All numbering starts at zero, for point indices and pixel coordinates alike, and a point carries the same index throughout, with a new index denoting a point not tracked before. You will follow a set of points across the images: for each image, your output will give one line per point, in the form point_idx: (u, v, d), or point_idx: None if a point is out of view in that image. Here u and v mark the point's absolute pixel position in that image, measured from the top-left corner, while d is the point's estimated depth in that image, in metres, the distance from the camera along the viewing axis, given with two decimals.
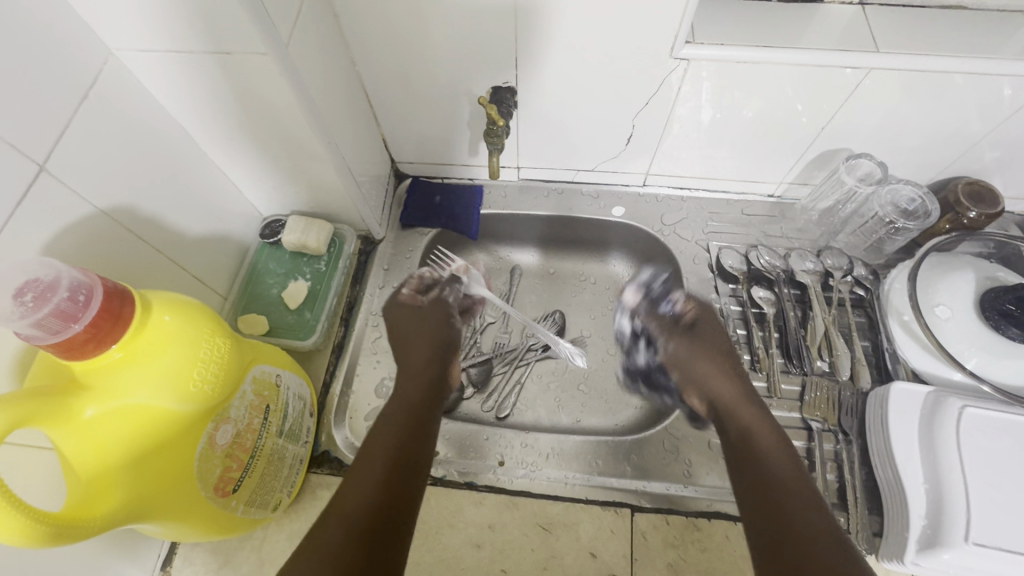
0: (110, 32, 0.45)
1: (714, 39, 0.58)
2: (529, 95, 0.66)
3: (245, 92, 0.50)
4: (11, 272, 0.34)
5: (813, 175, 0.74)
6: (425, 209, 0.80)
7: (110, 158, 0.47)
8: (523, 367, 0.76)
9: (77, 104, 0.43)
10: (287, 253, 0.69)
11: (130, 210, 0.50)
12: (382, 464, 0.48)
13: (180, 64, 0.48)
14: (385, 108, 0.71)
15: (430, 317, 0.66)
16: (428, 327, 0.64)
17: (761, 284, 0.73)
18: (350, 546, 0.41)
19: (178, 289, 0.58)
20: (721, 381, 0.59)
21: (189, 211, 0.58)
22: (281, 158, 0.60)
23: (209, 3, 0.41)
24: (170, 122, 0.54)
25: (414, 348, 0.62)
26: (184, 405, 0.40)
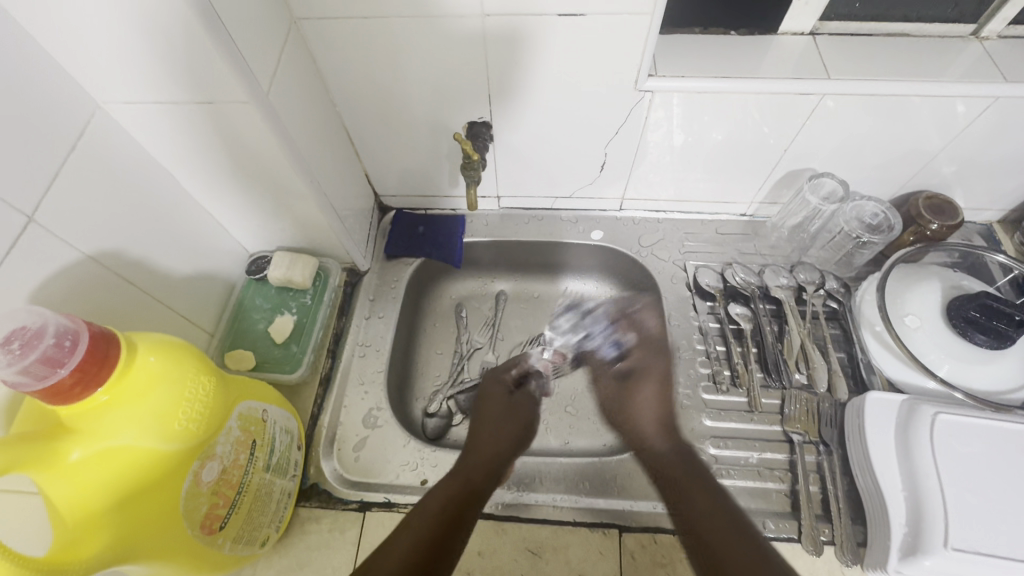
0: (98, 87, 0.47)
1: (675, 71, 0.62)
2: (506, 128, 0.69)
3: (228, 137, 0.53)
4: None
5: (782, 194, 0.77)
6: (409, 240, 0.82)
7: (98, 205, 0.49)
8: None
9: (65, 155, 0.45)
10: (273, 287, 0.70)
11: (116, 253, 0.51)
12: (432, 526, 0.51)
13: (165, 114, 0.50)
14: (367, 146, 0.73)
15: (497, 395, 0.72)
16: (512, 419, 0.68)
17: (737, 301, 0.75)
18: None
19: (165, 328, 0.59)
20: (650, 408, 0.65)
21: (175, 251, 0.59)
22: (265, 197, 0.62)
23: (193, 57, 0.44)
24: (157, 167, 0.56)
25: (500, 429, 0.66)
26: (168, 444, 0.41)
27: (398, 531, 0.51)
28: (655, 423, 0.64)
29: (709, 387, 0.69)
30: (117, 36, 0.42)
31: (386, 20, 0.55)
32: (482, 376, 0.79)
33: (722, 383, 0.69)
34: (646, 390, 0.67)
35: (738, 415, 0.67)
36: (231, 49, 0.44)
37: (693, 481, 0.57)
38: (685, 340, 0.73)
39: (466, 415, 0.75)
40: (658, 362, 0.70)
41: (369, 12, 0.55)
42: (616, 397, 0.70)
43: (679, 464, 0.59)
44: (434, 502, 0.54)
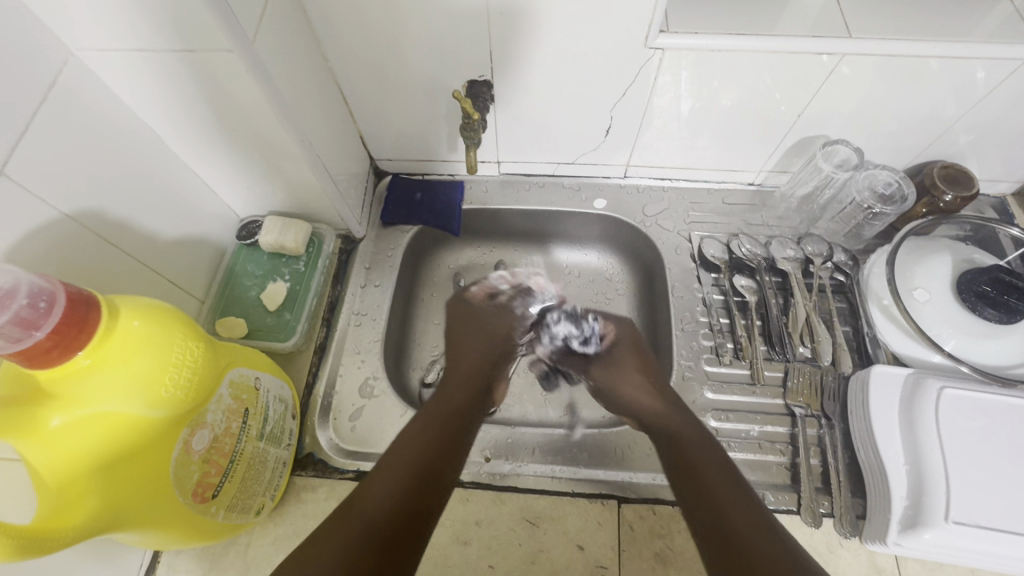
0: (68, 29, 0.43)
1: (688, 27, 0.58)
2: (507, 88, 0.66)
3: (213, 90, 0.49)
4: None
5: (792, 162, 0.74)
6: (406, 206, 0.79)
7: (73, 163, 0.46)
8: (513, 360, 0.77)
9: (36, 106, 0.42)
10: (266, 253, 0.67)
11: (97, 214, 0.49)
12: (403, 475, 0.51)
13: (145, 63, 0.46)
14: (361, 106, 0.70)
15: (494, 325, 0.73)
16: (488, 332, 0.72)
17: (742, 273, 0.73)
18: (364, 546, 0.45)
19: (152, 293, 0.56)
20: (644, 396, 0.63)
21: (158, 213, 0.56)
22: (254, 157, 0.59)
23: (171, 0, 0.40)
24: (137, 122, 0.52)
25: (465, 353, 0.69)
26: (156, 411, 0.39)
27: (372, 476, 0.51)
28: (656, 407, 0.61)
29: (711, 359, 0.68)
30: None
31: None
32: None
33: (725, 355, 0.68)
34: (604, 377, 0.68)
35: (740, 388, 0.66)
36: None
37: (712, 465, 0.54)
38: (688, 312, 0.71)
39: None
40: (626, 355, 0.69)
41: None
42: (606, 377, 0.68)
43: (694, 438, 0.57)
44: (415, 445, 0.54)
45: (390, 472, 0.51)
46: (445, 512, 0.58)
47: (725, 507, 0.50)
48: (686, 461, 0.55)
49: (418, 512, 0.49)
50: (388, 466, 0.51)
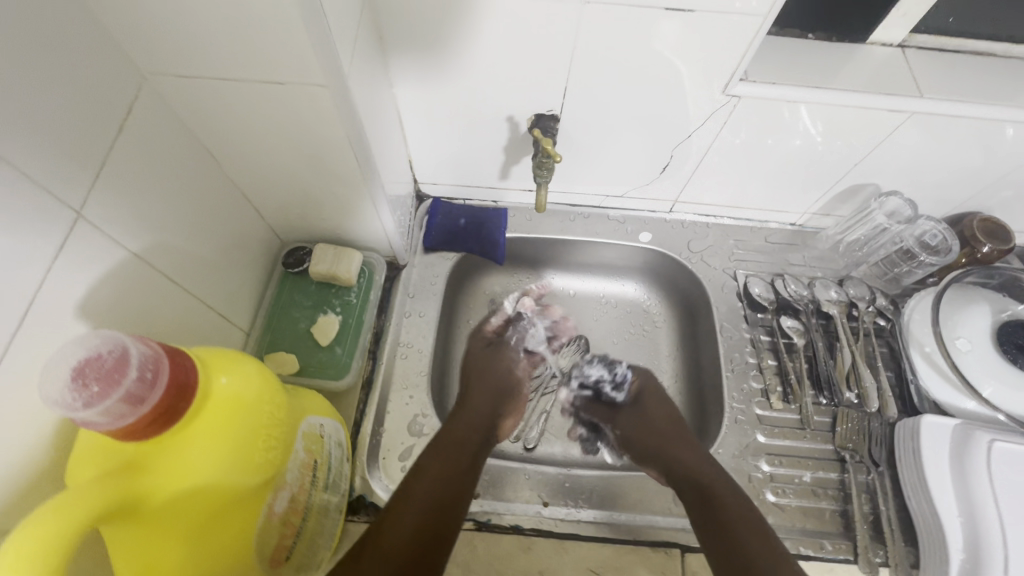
0: (146, 55, 0.39)
1: (766, 76, 0.58)
2: (570, 123, 0.64)
3: (293, 123, 0.46)
4: (65, 347, 0.29)
5: (838, 207, 0.75)
6: (449, 233, 0.77)
7: (143, 199, 0.42)
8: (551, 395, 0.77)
9: (112, 140, 0.39)
10: (313, 282, 0.64)
11: (159, 251, 0.45)
12: (420, 507, 0.52)
13: (225, 93, 0.43)
14: (416, 132, 0.67)
15: (489, 358, 0.73)
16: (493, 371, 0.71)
17: (788, 314, 0.74)
18: None
19: (203, 329, 0.53)
20: (687, 451, 0.63)
21: (211, 243, 0.53)
22: (315, 186, 0.56)
23: (271, 37, 0.37)
24: (196, 148, 0.49)
25: (480, 382, 0.70)
26: (249, 478, 0.37)
27: (395, 506, 0.52)
28: (695, 460, 0.62)
29: (762, 402, 0.68)
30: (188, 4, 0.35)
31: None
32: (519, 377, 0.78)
33: (775, 399, 0.68)
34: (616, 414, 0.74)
35: (792, 433, 0.66)
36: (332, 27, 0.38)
37: (739, 504, 0.56)
38: (737, 352, 0.72)
39: None
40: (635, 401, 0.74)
41: None
42: (631, 419, 0.71)
43: (724, 485, 0.58)
44: (422, 480, 0.55)
45: (410, 504, 0.52)
46: (507, 562, 0.57)
47: (757, 550, 0.51)
48: (714, 505, 0.56)
49: (438, 539, 0.50)
50: (404, 500, 0.52)
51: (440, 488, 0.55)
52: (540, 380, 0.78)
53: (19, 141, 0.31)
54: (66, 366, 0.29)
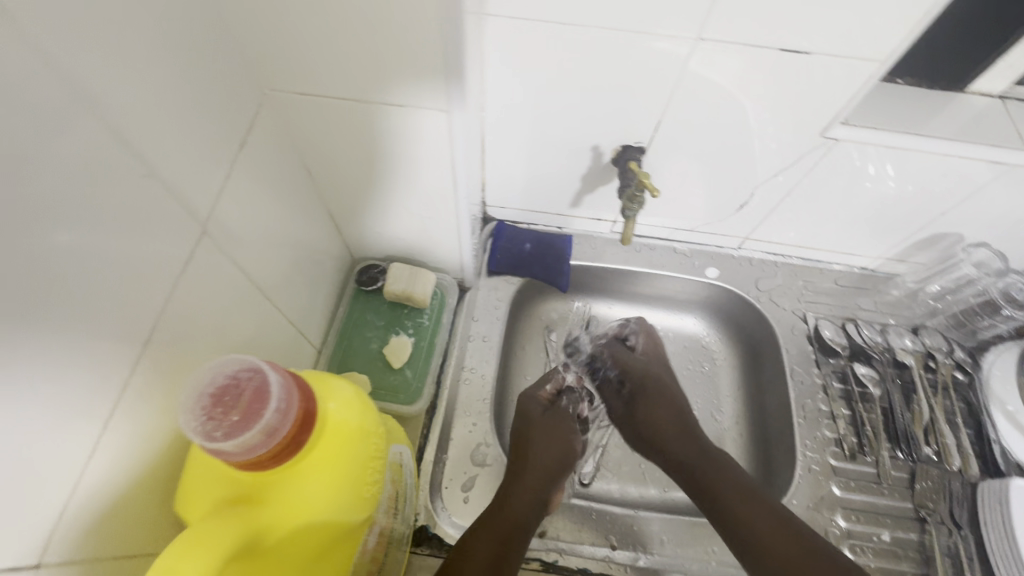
0: (276, 72, 0.41)
1: (867, 120, 0.57)
2: (654, 156, 0.64)
3: (400, 146, 0.47)
4: (203, 375, 0.29)
5: (916, 254, 0.73)
6: (515, 257, 0.76)
7: (252, 213, 0.42)
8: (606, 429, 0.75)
9: (234, 154, 0.39)
10: (386, 302, 0.63)
11: (258, 265, 0.45)
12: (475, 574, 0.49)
13: (340, 111, 0.44)
14: (496, 156, 0.67)
15: (559, 426, 0.67)
16: (559, 434, 0.65)
17: (861, 360, 0.72)
18: None
19: (283, 345, 0.52)
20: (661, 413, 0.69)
21: (297, 258, 0.52)
22: (406, 208, 0.55)
23: (397, 57, 0.38)
24: (298, 163, 0.49)
25: (551, 445, 0.63)
26: (356, 513, 0.35)
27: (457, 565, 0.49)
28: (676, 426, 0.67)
29: (837, 453, 0.66)
30: (328, 21, 0.36)
31: (590, 31, 0.49)
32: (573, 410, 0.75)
33: (850, 450, 0.66)
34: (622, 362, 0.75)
35: (868, 487, 0.64)
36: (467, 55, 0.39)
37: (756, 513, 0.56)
38: (809, 399, 0.69)
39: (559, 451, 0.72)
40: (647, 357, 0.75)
41: (567, 19, 0.48)
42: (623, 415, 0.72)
43: (736, 494, 0.58)
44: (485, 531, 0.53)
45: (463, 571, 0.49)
46: None
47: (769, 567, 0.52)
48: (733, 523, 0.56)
49: None
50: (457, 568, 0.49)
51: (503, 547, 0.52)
52: (597, 413, 0.76)
53: (165, 150, 0.32)
54: (200, 394, 0.29)
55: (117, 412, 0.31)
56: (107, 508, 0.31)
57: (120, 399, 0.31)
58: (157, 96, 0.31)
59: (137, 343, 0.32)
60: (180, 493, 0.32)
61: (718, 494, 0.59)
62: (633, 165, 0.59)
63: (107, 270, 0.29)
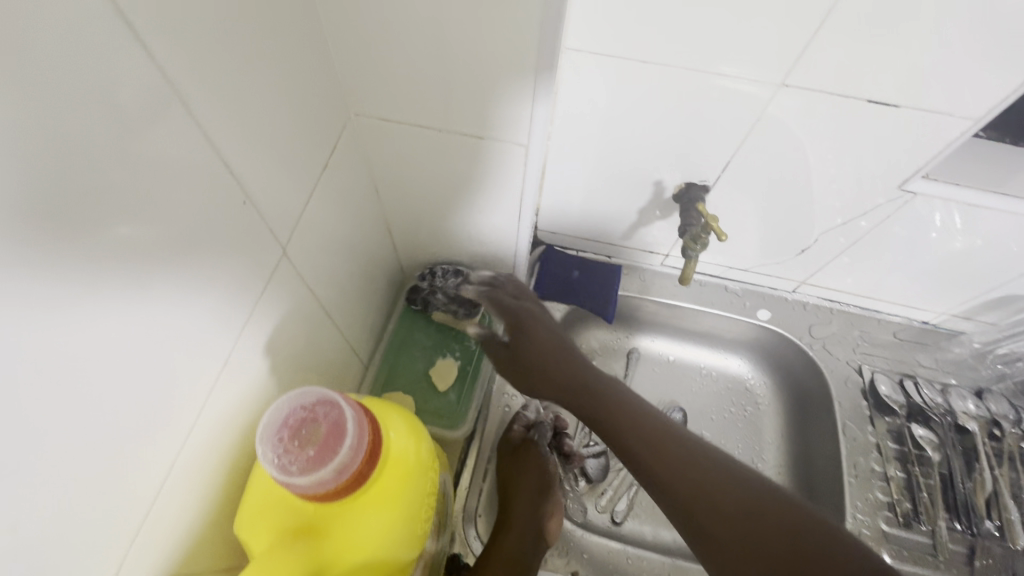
0: (360, 92, 0.43)
1: (953, 171, 0.54)
2: (717, 195, 0.62)
3: (470, 170, 0.48)
4: (280, 406, 0.31)
5: (985, 314, 0.70)
6: (562, 284, 0.75)
7: (322, 226, 0.44)
8: None
9: (316, 174, 0.41)
10: (433, 322, 0.63)
11: (324, 278, 0.46)
12: None
13: (418, 136, 0.46)
14: (555, 183, 0.66)
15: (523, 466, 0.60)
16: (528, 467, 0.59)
17: (919, 421, 0.68)
18: None
19: (338, 358, 0.53)
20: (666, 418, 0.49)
21: (358, 272, 0.54)
22: (464, 230, 0.57)
23: (482, 84, 0.40)
24: (369, 183, 0.51)
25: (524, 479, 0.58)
26: (411, 550, 0.35)
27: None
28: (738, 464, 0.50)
29: (890, 518, 0.62)
30: (421, 50, 0.38)
31: (666, 69, 0.49)
32: (608, 443, 0.74)
33: (905, 517, 0.62)
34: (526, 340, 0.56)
35: (922, 559, 0.60)
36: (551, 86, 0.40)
37: None
38: (861, 458, 0.66)
39: (592, 485, 0.70)
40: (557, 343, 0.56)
41: (644, 57, 0.48)
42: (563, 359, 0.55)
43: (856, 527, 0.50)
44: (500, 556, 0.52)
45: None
46: None
47: None
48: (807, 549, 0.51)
49: None
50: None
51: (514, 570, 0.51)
52: None
53: (261, 170, 0.34)
54: (275, 425, 0.30)
55: (199, 425, 0.33)
56: (180, 509, 0.33)
57: (200, 412, 0.33)
58: (262, 118, 0.33)
59: (220, 354, 0.34)
60: (243, 523, 0.32)
61: (696, 512, 0.42)
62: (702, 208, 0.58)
63: (199, 282, 0.31)
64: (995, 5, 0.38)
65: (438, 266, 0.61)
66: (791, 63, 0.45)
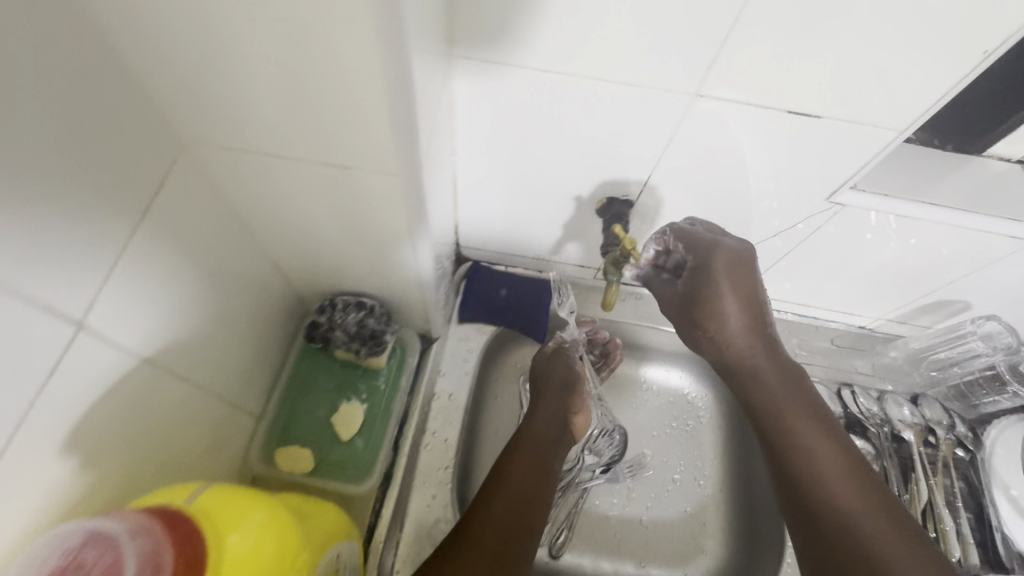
0: (179, 117, 0.33)
1: (878, 185, 0.52)
2: (643, 208, 0.58)
3: (348, 204, 0.40)
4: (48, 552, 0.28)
5: (917, 317, 0.69)
6: (489, 304, 0.70)
7: (148, 288, 0.35)
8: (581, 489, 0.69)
9: (130, 225, 0.32)
10: (336, 362, 0.61)
11: (175, 346, 0.39)
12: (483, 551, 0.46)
13: (275, 168, 0.36)
14: (471, 197, 0.61)
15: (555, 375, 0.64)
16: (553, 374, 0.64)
17: (858, 433, 0.66)
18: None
19: (204, 422, 0.45)
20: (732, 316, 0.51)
21: (226, 317, 0.45)
22: (358, 260, 0.49)
23: (339, 116, 0.31)
24: (229, 215, 0.42)
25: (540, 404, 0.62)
26: None
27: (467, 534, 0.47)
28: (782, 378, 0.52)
29: None
30: (250, 68, 0.28)
31: (572, 81, 0.43)
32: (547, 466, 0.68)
33: None
34: (671, 309, 0.55)
35: None
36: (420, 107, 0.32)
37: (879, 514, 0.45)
38: None
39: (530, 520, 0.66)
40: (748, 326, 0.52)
41: (546, 67, 0.42)
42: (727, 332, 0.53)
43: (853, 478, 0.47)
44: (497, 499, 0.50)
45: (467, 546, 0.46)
46: None
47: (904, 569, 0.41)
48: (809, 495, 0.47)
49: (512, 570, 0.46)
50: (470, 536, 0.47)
51: (517, 512, 0.50)
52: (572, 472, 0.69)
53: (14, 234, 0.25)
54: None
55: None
56: None
57: None
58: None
59: None
60: None
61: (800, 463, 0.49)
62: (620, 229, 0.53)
63: None
64: (915, 13, 0.35)
65: (337, 298, 0.55)
66: (704, 75, 0.41)
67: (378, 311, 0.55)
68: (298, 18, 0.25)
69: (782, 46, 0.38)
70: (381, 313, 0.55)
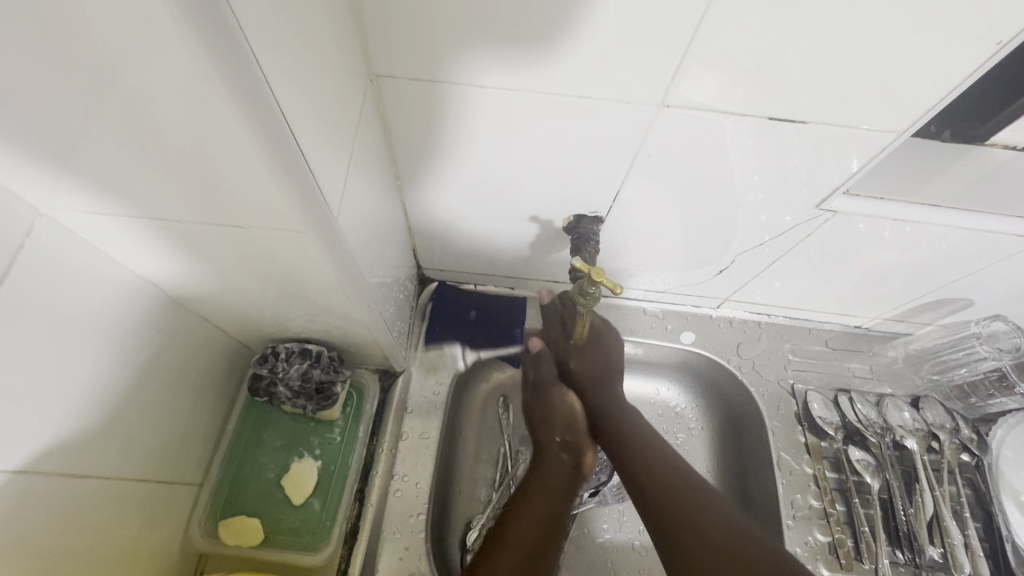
0: (52, 196, 0.30)
1: (870, 187, 0.47)
2: (615, 220, 0.53)
3: (257, 254, 0.35)
4: None
5: (917, 316, 0.64)
6: (457, 329, 0.64)
7: (20, 379, 0.31)
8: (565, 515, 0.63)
9: None
10: (284, 416, 0.57)
11: (63, 445, 0.35)
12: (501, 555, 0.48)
13: (157, 227, 0.33)
14: (425, 218, 0.55)
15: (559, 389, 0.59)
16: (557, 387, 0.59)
17: (856, 443, 0.63)
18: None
19: (121, 503, 0.41)
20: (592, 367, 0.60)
21: (134, 388, 0.40)
22: (287, 306, 0.44)
23: (209, 163, 0.26)
24: (121, 280, 0.38)
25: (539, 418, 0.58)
26: None
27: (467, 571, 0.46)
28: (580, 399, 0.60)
29: (830, 561, 0.57)
30: (83, 126, 0.25)
31: (518, 95, 0.39)
32: None
33: (846, 557, 0.57)
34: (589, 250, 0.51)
35: None
36: (315, 162, 0.29)
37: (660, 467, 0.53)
38: (799, 495, 0.60)
39: None
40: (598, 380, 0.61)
41: (489, 82, 0.38)
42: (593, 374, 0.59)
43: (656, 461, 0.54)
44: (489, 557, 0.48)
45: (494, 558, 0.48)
46: None
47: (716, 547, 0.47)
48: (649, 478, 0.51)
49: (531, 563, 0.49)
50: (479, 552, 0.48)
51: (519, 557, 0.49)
52: None
53: None
54: None
55: None
56: None
57: None
58: None
59: None
60: None
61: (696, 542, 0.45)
62: (581, 263, 0.47)
63: None
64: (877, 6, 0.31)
65: (278, 349, 0.52)
66: (668, 82, 0.37)
67: (325, 359, 0.52)
68: (117, 64, 0.21)
69: (742, 48, 0.34)
70: (328, 362, 0.52)
